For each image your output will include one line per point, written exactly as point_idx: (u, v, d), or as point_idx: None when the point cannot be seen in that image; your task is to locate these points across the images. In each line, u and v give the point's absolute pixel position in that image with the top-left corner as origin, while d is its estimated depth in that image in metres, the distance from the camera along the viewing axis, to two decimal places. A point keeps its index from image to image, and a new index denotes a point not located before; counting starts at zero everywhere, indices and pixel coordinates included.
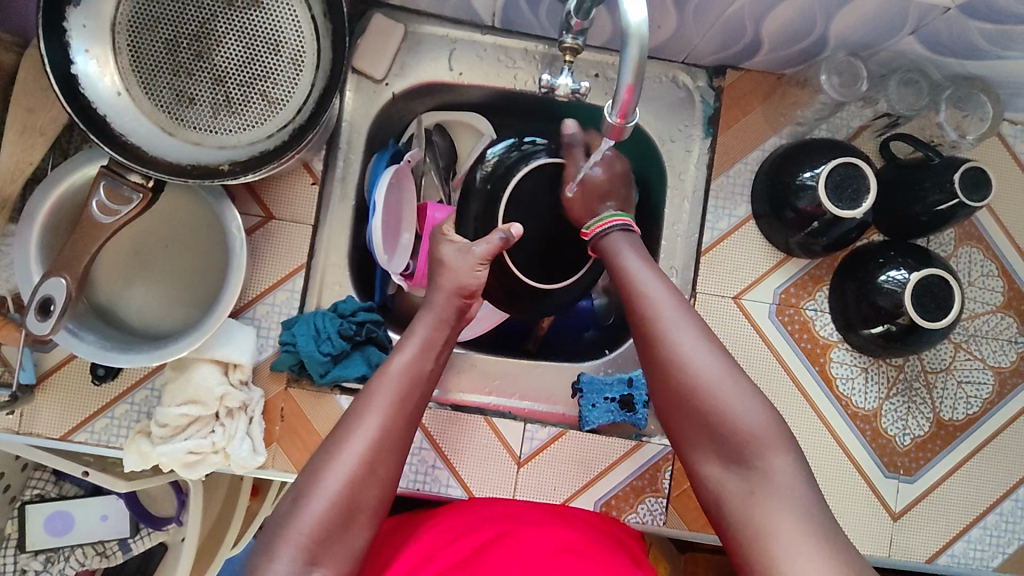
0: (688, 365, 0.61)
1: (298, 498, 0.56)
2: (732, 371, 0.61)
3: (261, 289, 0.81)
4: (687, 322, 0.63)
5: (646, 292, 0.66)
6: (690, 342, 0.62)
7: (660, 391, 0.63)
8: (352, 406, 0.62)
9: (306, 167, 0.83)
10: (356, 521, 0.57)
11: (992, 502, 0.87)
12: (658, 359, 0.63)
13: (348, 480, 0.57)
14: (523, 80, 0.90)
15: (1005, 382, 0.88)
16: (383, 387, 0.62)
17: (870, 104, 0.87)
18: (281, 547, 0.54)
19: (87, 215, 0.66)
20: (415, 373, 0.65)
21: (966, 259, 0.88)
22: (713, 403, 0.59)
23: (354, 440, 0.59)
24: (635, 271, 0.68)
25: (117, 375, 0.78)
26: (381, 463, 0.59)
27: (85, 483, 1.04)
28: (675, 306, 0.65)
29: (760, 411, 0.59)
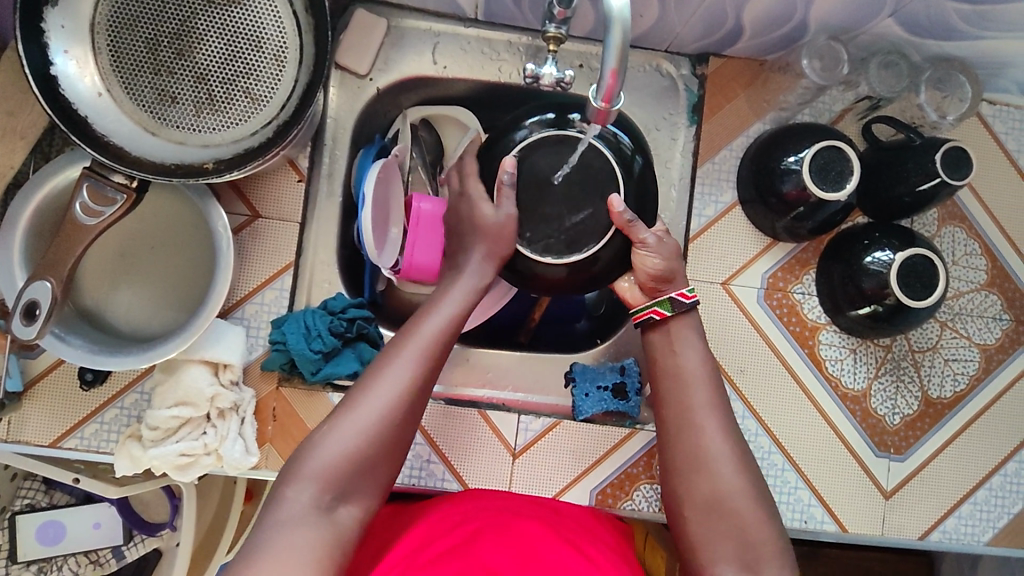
0: (726, 471, 0.64)
1: (329, 429, 0.60)
2: (752, 482, 0.64)
3: (249, 289, 0.80)
4: (727, 430, 0.67)
5: (688, 384, 0.69)
6: (725, 448, 0.65)
7: (687, 486, 0.65)
8: (385, 350, 0.65)
9: (292, 164, 0.83)
10: (382, 460, 0.61)
11: (982, 477, 0.88)
12: (698, 459, 0.65)
13: (380, 420, 0.61)
14: (507, 72, 0.89)
15: (991, 359, 0.90)
16: (418, 339, 0.66)
17: (851, 88, 0.87)
18: (307, 476, 0.58)
19: (70, 217, 0.65)
20: (446, 329, 0.68)
21: (949, 239, 0.90)
22: (738, 514, 0.62)
23: (386, 383, 0.62)
24: (688, 367, 0.70)
25: (106, 379, 0.78)
26: (407, 409, 0.63)
27: (76, 490, 1.02)
28: (718, 410, 0.67)
29: (772, 530, 0.63)
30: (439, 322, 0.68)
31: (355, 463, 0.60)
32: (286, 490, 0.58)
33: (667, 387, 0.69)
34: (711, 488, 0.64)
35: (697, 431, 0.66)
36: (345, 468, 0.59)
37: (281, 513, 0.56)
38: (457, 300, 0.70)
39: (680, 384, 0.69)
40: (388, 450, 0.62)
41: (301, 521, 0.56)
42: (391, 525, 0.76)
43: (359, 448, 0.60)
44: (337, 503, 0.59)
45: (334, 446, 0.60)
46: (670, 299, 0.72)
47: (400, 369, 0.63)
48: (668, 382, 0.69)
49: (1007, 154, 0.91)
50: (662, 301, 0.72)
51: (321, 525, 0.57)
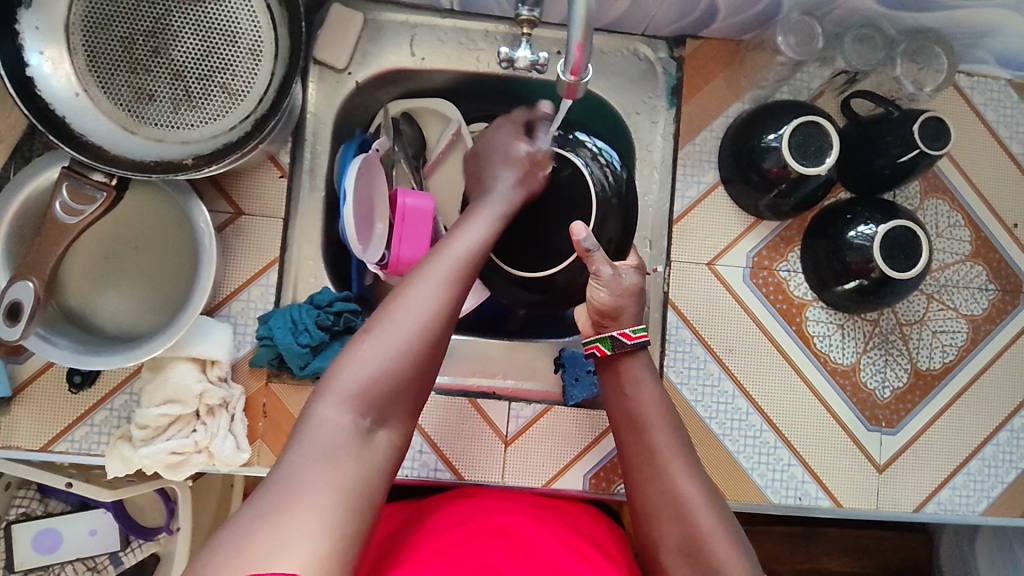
0: (699, 517, 0.63)
1: (361, 347, 0.59)
2: (729, 527, 0.63)
3: (235, 286, 0.81)
4: (692, 469, 0.66)
5: (656, 436, 0.68)
6: (695, 488, 0.64)
7: (660, 532, 0.64)
8: (413, 269, 0.65)
9: (273, 160, 0.83)
10: (418, 381, 0.61)
11: (974, 448, 0.88)
12: (662, 502, 0.65)
13: (415, 333, 0.60)
14: (486, 61, 0.90)
15: (979, 330, 0.90)
16: (447, 258, 0.65)
17: (827, 64, 0.88)
18: (342, 394, 0.57)
19: (51, 216, 0.66)
20: (473, 253, 0.67)
21: (932, 212, 0.90)
22: (713, 555, 0.61)
23: (418, 298, 0.61)
24: (648, 411, 0.69)
25: (94, 382, 0.77)
26: (442, 326, 0.62)
27: (71, 498, 1.01)
28: (681, 451, 0.67)
29: (753, 569, 0.61)
30: (466, 244, 0.67)
31: (392, 380, 0.59)
32: (322, 410, 0.56)
33: (627, 435, 0.69)
34: (685, 533, 0.63)
35: (664, 475, 0.65)
36: (382, 385, 0.58)
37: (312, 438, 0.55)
38: (482, 226, 0.70)
39: (640, 430, 0.68)
40: (423, 370, 0.61)
41: (341, 447, 0.55)
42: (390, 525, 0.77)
43: (397, 362, 0.59)
44: (376, 427, 0.58)
45: (371, 362, 0.58)
46: (611, 336, 0.72)
47: (430, 285, 0.62)
48: (628, 430, 0.69)
49: (986, 125, 0.92)
50: (602, 338, 0.73)
51: (361, 448, 0.56)
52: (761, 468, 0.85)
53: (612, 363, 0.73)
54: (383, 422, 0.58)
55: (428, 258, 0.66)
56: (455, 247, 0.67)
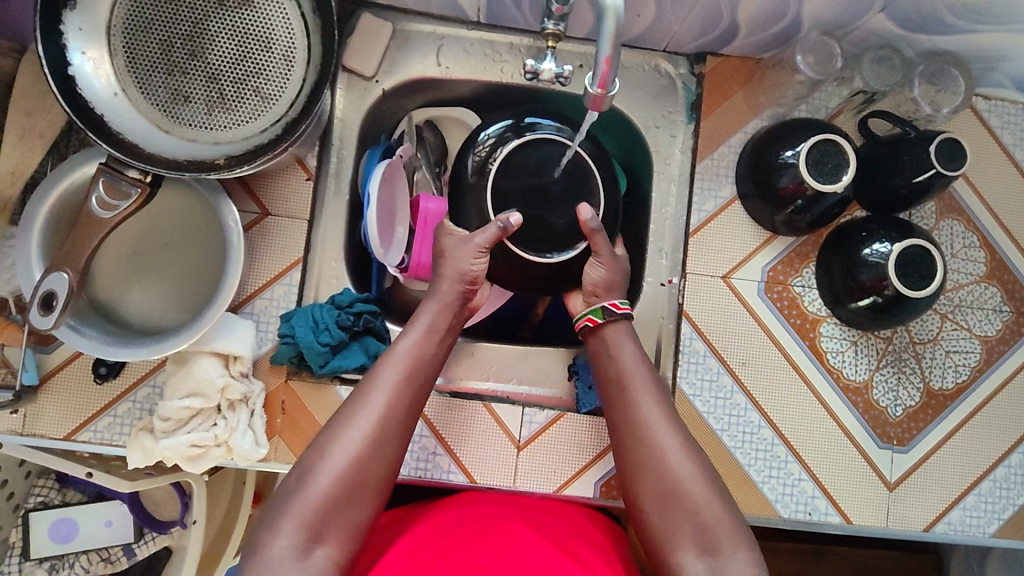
0: (677, 465, 0.66)
1: (304, 474, 0.62)
2: (706, 472, 0.67)
3: (259, 285, 0.82)
4: (665, 414, 0.69)
5: (633, 389, 0.71)
6: (670, 436, 0.68)
7: (641, 480, 0.67)
8: (359, 388, 0.67)
9: (300, 163, 0.85)
10: (358, 500, 0.63)
11: (985, 469, 0.88)
12: (638, 449, 0.68)
13: (352, 459, 0.63)
14: (510, 73, 0.92)
15: (992, 351, 0.90)
16: (391, 375, 0.68)
17: (846, 84, 0.90)
18: (287, 520, 0.60)
19: (86, 210, 0.68)
20: (415, 359, 0.70)
21: (948, 232, 0.91)
22: (688, 495, 0.65)
23: (357, 427, 0.64)
24: (628, 367, 0.72)
25: (119, 373, 0.79)
26: (384, 446, 0.65)
27: (88, 489, 1.03)
28: (655, 400, 0.70)
29: (729, 510, 0.65)
30: (409, 354, 0.70)
31: (331, 505, 0.61)
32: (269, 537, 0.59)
33: (612, 391, 0.72)
34: (663, 482, 0.66)
35: (641, 420, 0.69)
36: (320, 510, 0.61)
37: (263, 556, 0.58)
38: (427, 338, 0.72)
39: (622, 384, 0.72)
40: (360, 491, 0.63)
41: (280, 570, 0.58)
42: (390, 529, 0.77)
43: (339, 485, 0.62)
44: (313, 546, 0.60)
45: (311, 491, 0.61)
46: (602, 307, 0.76)
47: (376, 404, 0.65)
48: (613, 384, 0.72)
49: (1003, 148, 0.93)
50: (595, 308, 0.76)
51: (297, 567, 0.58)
52: (771, 482, 0.85)
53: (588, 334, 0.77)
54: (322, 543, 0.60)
55: (372, 370, 0.69)
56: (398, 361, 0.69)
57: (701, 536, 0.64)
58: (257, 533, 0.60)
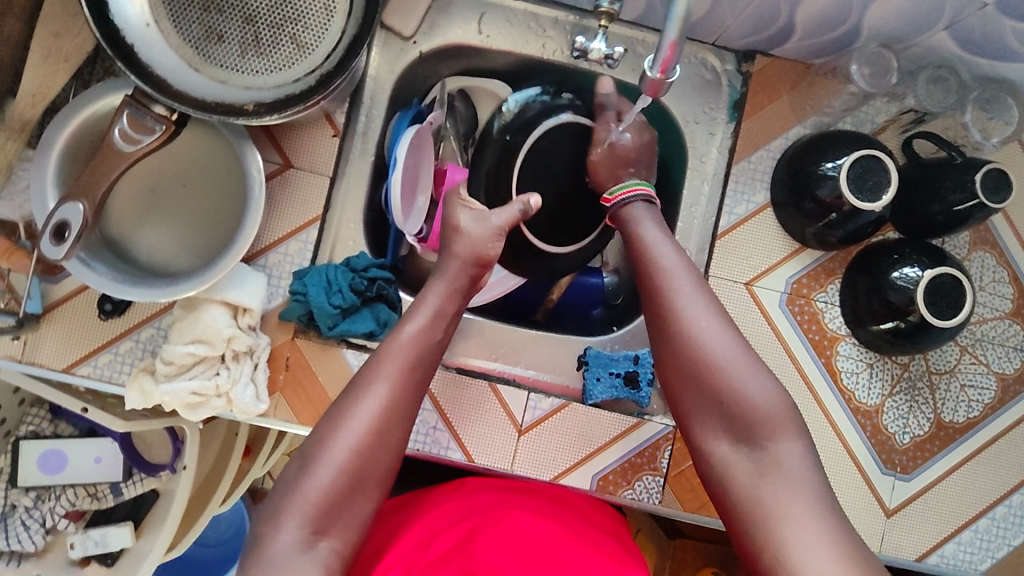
0: (705, 341, 0.64)
1: (304, 467, 0.59)
2: (742, 350, 0.64)
3: (275, 238, 0.81)
4: (698, 291, 0.67)
5: (660, 265, 0.69)
6: (705, 316, 0.65)
7: (668, 360, 0.66)
8: (360, 377, 0.64)
9: (328, 119, 0.83)
10: (359, 492, 0.60)
11: (985, 506, 0.87)
12: (670, 330, 0.66)
13: (353, 451, 0.60)
14: (552, 49, 0.89)
15: (1007, 389, 0.89)
16: (390, 362, 0.64)
17: (895, 100, 0.87)
18: (287, 517, 0.57)
19: (109, 141, 0.66)
20: (417, 347, 0.66)
21: (978, 264, 0.89)
22: (724, 375, 0.62)
23: (357, 422, 0.61)
24: (650, 242, 0.71)
25: (125, 311, 0.78)
26: (387, 438, 0.62)
27: (81, 423, 1.03)
28: (687, 278, 0.68)
29: (772, 389, 0.62)
30: (408, 340, 0.66)
31: (330, 499, 0.58)
32: (273, 534, 0.57)
33: (638, 269, 0.71)
34: (689, 362, 0.64)
35: (673, 299, 0.66)
36: (317, 507, 0.58)
37: (267, 553, 0.56)
38: (430, 324, 0.68)
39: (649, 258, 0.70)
40: (364, 480, 0.60)
41: (285, 564, 0.55)
42: (390, 525, 0.75)
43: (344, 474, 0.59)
44: (317, 538, 0.57)
45: (308, 484, 0.58)
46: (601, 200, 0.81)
47: (376, 396, 0.62)
48: (638, 263, 0.71)
49: None
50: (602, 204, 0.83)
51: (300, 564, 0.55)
52: None
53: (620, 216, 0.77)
54: (326, 533, 0.58)
55: (373, 357, 0.65)
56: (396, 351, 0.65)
57: (740, 421, 0.61)
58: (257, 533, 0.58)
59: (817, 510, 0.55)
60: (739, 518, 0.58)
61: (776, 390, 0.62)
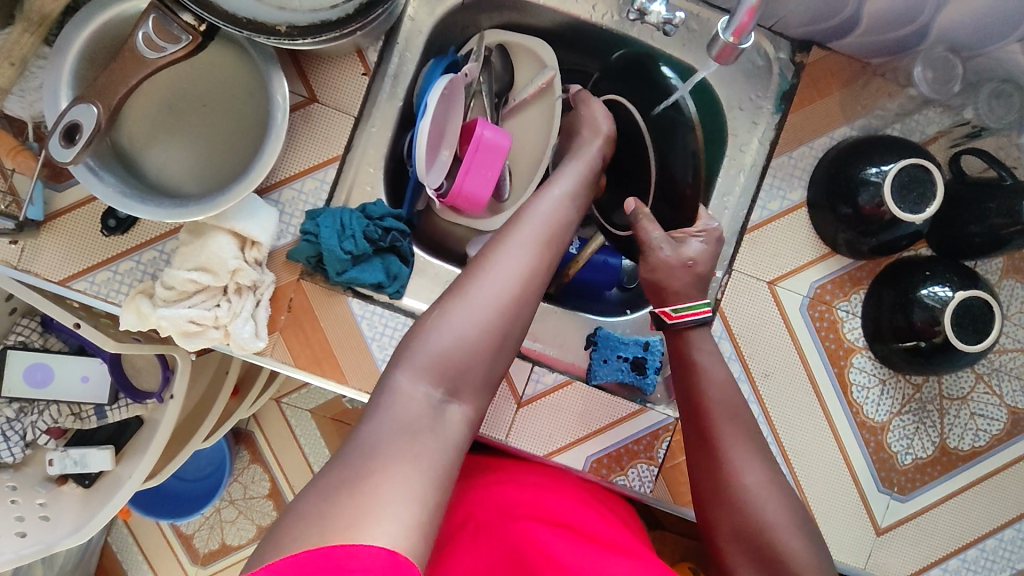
0: (759, 503, 0.65)
1: (446, 312, 0.59)
2: (790, 514, 0.66)
3: (291, 173, 0.77)
4: (757, 456, 0.68)
5: (718, 416, 0.70)
6: (758, 477, 0.67)
7: (716, 514, 0.67)
8: (493, 244, 0.65)
9: (359, 55, 0.79)
10: (494, 356, 0.60)
11: (976, 537, 0.86)
12: (724, 491, 0.67)
13: (494, 309, 0.60)
14: (601, 12, 0.85)
15: (1017, 423, 0.87)
16: (521, 237, 0.66)
17: (950, 112, 0.83)
18: (423, 364, 0.57)
19: (131, 45, 0.61)
20: (551, 227, 0.68)
21: (1008, 292, 0.87)
22: (777, 543, 0.64)
23: (494, 284, 0.61)
24: (712, 388, 0.71)
25: (128, 230, 0.75)
26: (519, 303, 0.62)
27: (71, 340, 1.00)
28: (745, 437, 0.69)
29: (815, 556, 0.64)
30: (540, 220, 0.68)
31: (469, 352, 0.58)
32: (403, 377, 0.56)
33: (691, 419, 0.72)
34: (743, 521, 0.65)
35: (732, 460, 0.68)
36: (455, 362, 0.58)
37: (394, 403, 0.54)
38: (556, 207, 0.71)
39: (705, 412, 0.70)
40: (498, 338, 0.60)
41: (418, 409, 0.54)
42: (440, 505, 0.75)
43: (478, 329, 0.59)
44: (450, 398, 0.57)
45: (455, 327, 0.59)
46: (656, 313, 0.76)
47: (513, 256, 0.63)
48: (694, 412, 0.71)
49: None
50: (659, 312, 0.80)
51: (435, 422, 0.55)
52: None
53: (677, 337, 0.75)
54: (456, 395, 0.57)
55: (511, 229, 0.67)
56: (529, 226, 0.67)
57: None
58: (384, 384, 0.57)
59: None
60: None
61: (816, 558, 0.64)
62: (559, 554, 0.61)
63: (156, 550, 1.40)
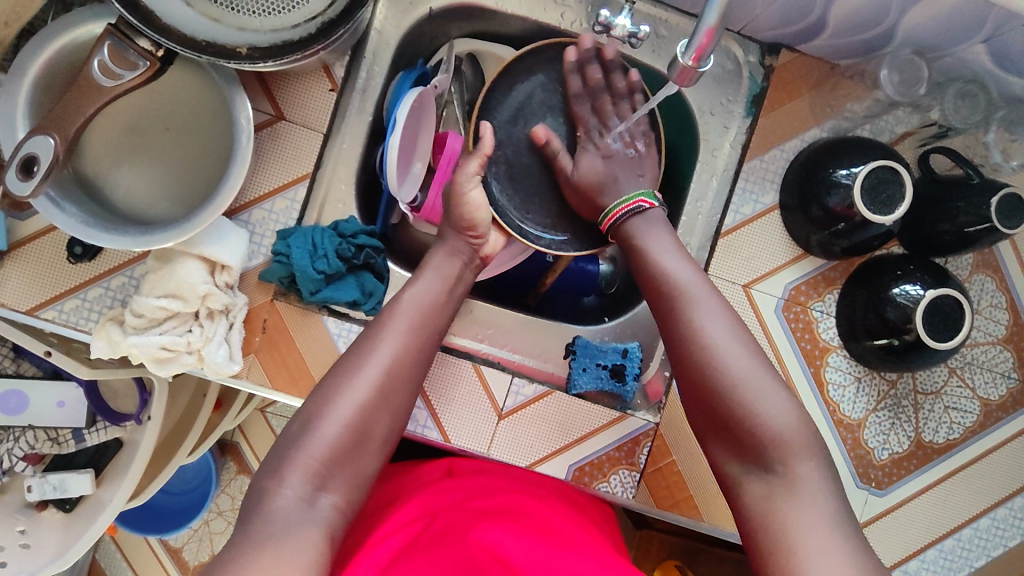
0: (722, 360, 0.63)
1: (308, 421, 0.61)
2: (757, 365, 0.64)
3: (261, 193, 0.76)
4: (716, 312, 0.66)
5: (674, 281, 0.68)
6: (718, 332, 0.65)
7: (683, 379, 0.66)
8: (363, 338, 0.66)
9: (327, 71, 0.78)
10: (365, 446, 0.62)
11: (953, 527, 0.88)
12: (684, 352, 0.65)
13: (359, 409, 0.62)
14: (570, 20, 0.84)
15: (989, 415, 0.89)
16: (391, 327, 0.66)
17: (919, 112, 0.84)
18: (293, 470, 0.58)
19: (86, 73, 0.60)
20: (429, 306, 0.70)
21: (978, 287, 0.88)
22: (743, 396, 0.62)
23: (360, 385, 0.62)
24: (661, 259, 0.70)
25: (95, 257, 0.74)
26: (389, 399, 0.64)
27: (46, 364, 0.96)
28: (704, 297, 0.67)
29: (787, 410, 0.62)
30: (415, 303, 0.69)
31: (339, 454, 0.60)
32: (276, 485, 0.57)
33: (649, 292, 0.71)
34: (706, 382, 0.64)
35: (690, 321, 0.66)
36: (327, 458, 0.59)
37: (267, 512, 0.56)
38: (434, 288, 0.71)
39: (660, 281, 0.69)
40: (368, 440, 0.62)
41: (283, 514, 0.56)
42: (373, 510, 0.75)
43: (347, 434, 0.61)
44: (318, 494, 0.58)
45: (319, 437, 0.60)
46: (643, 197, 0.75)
47: (383, 351, 0.65)
48: (648, 285, 0.70)
49: None
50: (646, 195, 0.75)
51: (306, 516, 0.57)
52: None
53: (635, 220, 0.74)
54: (326, 490, 0.59)
55: (377, 321, 0.67)
56: (400, 315, 0.68)
57: (754, 446, 0.61)
58: (259, 490, 0.58)
59: (825, 529, 0.57)
60: (754, 539, 0.59)
61: (790, 409, 0.62)
62: (512, 554, 0.61)
63: (143, 567, 1.38)
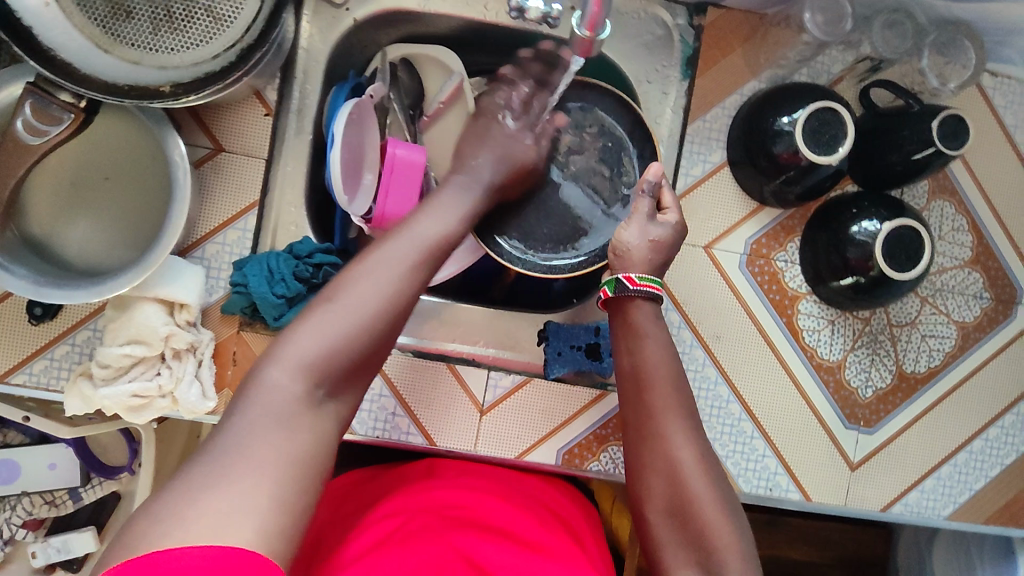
0: (691, 477, 0.61)
1: (304, 319, 0.56)
2: (718, 488, 0.61)
3: (210, 228, 0.76)
4: (689, 434, 0.63)
5: (654, 390, 0.65)
6: (692, 454, 0.62)
7: (650, 488, 0.62)
8: (375, 245, 0.62)
9: (259, 96, 0.78)
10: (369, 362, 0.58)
11: (947, 454, 0.88)
12: (656, 465, 0.62)
13: (369, 315, 0.57)
14: (494, 10, 0.84)
15: (968, 338, 0.89)
16: (406, 240, 0.62)
17: (852, 48, 0.85)
18: (287, 363, 0.53)
19: (12, 133, 0.61)
20: (445, 229, 0.66)
21: (938, 213, 0.89)
22: (701, 520, 0.59)
23: (370, 285, 0.58)
24: (646, 364, 0.66)
25: (56, 315, 0.74)
26: (401, 308, 0.59)
27: (31, 431, 0.98)
28: (681, 413, 0.64)
29: (740, 536, 0.58)
30: (432, 227, 0.65)
31: (337, 354, 0.55)
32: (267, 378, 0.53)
33: (627, 391, 0.67)
34: (673, 495, 0.61)
35: (667, 439, 0.63)
36: (333, 362, 0.55)
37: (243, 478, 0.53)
38: (454, 215, 0.68)
39: (637, 385, 0.66)
40: (371, 348, 0.57)
41: None
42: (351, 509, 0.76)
43: (348, 336, 0.56)
44: None
45: (315, 334, 0.55)
46: (616, 279, 0.70)
47: (395, 258, 0.60)
48: (629, 384, 0.67)
49: (1004, 129, 0.90)
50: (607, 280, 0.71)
51: None
52: (735, 456, 0.84)
53: (622, 306, 0.69)
54: (331, 396, 0.55)
55: (389, 236, 0.63)
56: (416, 233, 0.63)
57: (706, 567, 0.57)
58: (250, 374, 0.54)
59: None
60: None
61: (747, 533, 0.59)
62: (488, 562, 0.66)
63: None
